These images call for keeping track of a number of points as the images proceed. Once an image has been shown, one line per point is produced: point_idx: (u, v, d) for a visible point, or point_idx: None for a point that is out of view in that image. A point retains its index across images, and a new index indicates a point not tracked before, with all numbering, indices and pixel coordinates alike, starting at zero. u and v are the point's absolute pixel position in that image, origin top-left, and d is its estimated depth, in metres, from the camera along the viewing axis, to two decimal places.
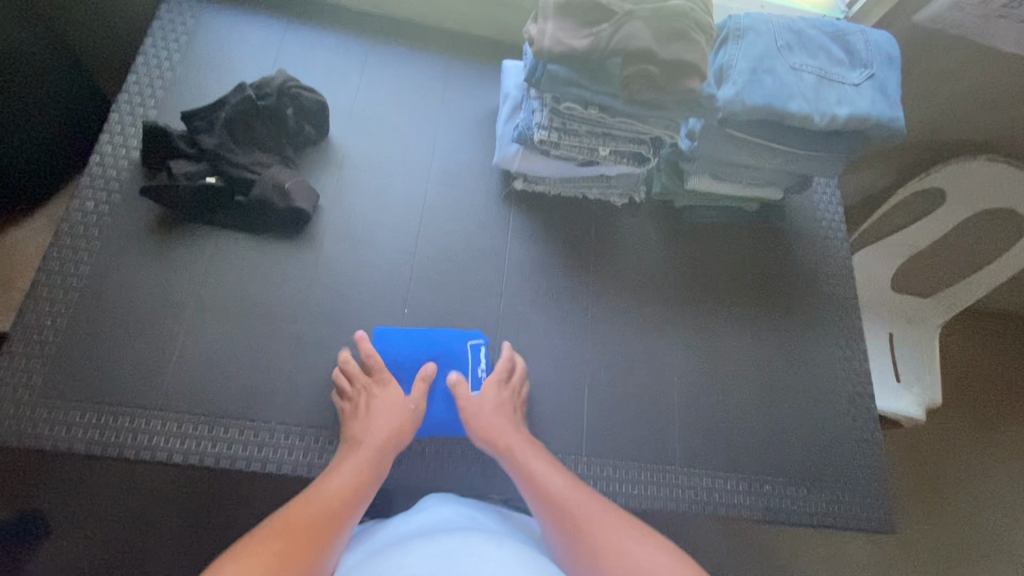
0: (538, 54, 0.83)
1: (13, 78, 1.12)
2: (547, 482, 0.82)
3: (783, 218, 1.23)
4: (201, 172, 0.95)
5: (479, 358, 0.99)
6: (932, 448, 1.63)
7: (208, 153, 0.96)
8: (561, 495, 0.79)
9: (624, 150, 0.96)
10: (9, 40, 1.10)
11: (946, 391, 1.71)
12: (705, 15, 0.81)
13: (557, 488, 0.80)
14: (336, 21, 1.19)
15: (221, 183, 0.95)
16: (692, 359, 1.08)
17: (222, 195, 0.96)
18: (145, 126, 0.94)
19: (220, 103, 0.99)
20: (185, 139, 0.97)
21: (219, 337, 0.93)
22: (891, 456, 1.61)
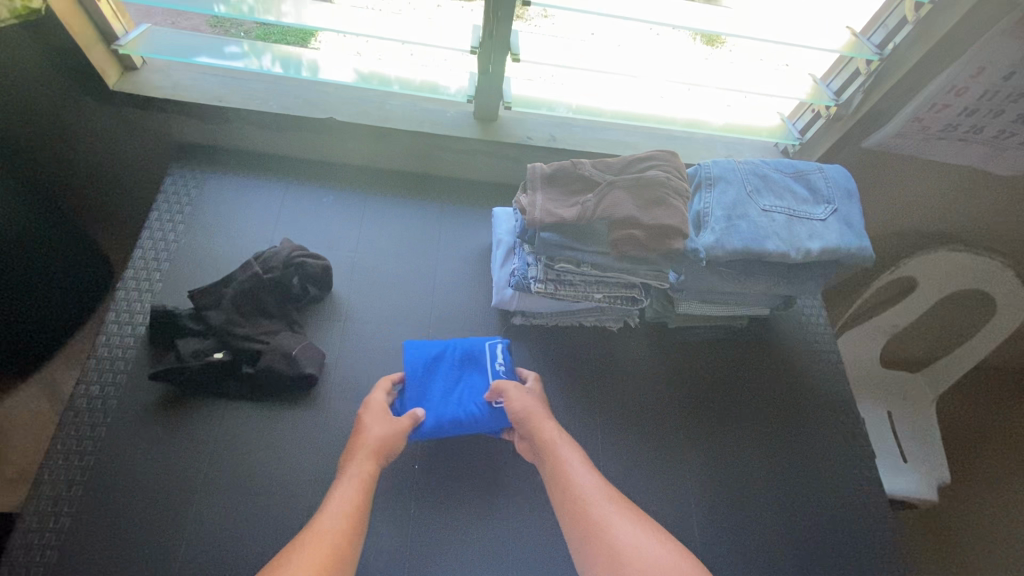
0: (531, 223, 0.89)
1: None
2: (573, 478, 0.89)
3: (771, 326, 1.27)
4: (209, 349, 0.97)
5: (496, 354, 1.07)
6: None
7: (215, 329, 0.99)
8: (588, 492, 0.88)
9: (618, 294, 1.00)
10: None
11: (954, 462, 1.72)
12: (680, 180, 0.89)
13: (586, 485, 0.89)
14: (332, 180, 1.26)
15: (228, 358, 0.97)
16: (706, 483, 1.08)
17: (230, 370, 0.98)
18: (155, 310, 0.97)
19: (228, 278, 1.02)
20: (193, 317, 1.00)
21: (226, 518, 0.90)
22: None
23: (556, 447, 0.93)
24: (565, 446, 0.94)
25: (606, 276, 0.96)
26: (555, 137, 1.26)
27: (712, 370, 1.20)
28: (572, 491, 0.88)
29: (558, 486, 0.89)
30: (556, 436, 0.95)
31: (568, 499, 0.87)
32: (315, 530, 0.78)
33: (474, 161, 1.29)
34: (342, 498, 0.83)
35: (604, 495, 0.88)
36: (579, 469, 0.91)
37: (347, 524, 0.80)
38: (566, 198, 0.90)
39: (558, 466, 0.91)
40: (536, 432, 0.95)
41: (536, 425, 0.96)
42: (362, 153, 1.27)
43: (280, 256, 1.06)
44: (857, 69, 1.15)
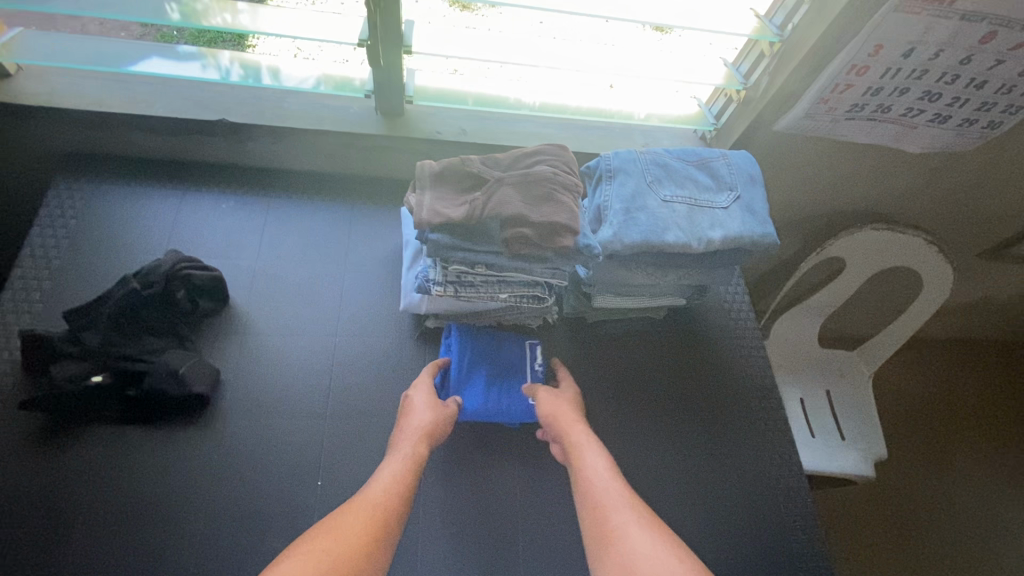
0: (418, 225, 0.86)
1: None
2: (593, 482, 0.90)
3: (694, 314, 1.26)
4: (88, 371, 0.92)
5: (535, 355, 1.13)
6: (887, 497, 1.66)
7: (94, 350, 0.93)
8: (605, 498, 0.87)
9: (521, 293, 0.97)
10: None
11: (892, 435, 1.75)
12: (569, 174, 0.86)
13: (603, 489, 0.88)
14: (233, 185, 1.20)
15: (110, 380, 0.93)
16: (625, 478, 1.06)
17: (113, 391, 0.94)
18: (23, 337, 0.90)
19: (104, 297, 0.95)
20: (66, 338, 0.92)
21: (112, 550, 0.85)
22: (847, 512, 1.64)
23: (580, 450, 0.94)
24: (589, 450, 0.95)
25: (506, 275, 0.93)
26: (465, 130, 1.22)
27: (634, 364, 1.19)
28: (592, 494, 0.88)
29: (578, 486, 0.90)
30: (583, 439, 0.96)
31: (587, 501, 0.87)
32: (367, 499, 0.82)
33: (383, 158, 1.24)
34: (392, 474, 0.87)
35: (625, 502, 0.87)
36: (598, 472, 0.91)
37: (396, 499, 0.83)
38: (456, 197, 0.87)
39: (580, 464, 0.93)
40: (570, 428, 0.98)
41: (565, 425, 0.98)
42: (263, 155, 1.21)
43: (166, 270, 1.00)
44: (762, 52, 1.15)
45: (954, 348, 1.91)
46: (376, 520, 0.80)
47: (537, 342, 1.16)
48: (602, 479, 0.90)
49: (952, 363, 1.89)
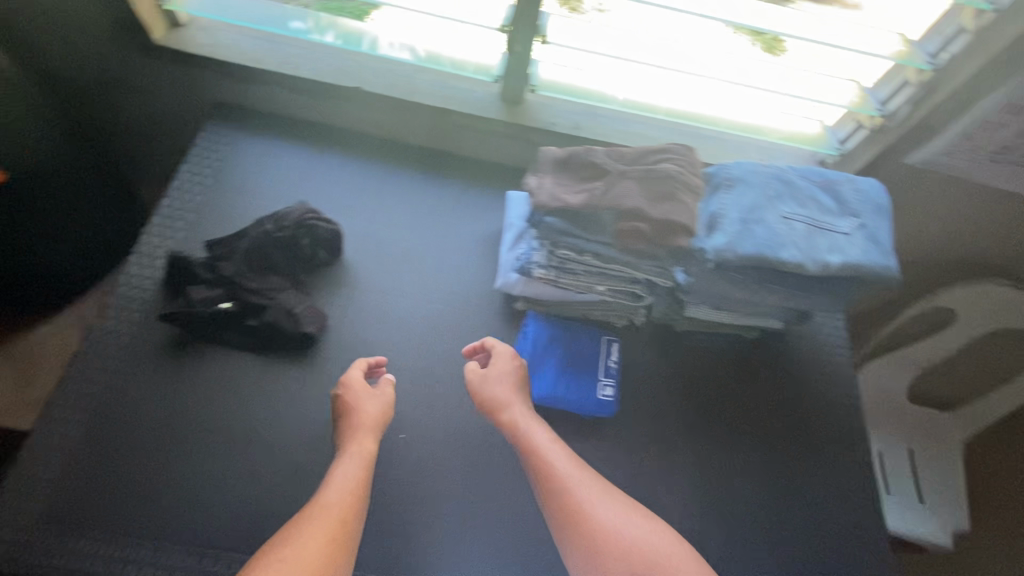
0: (537, 206, 0.88)
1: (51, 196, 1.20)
2: (552, 462, 0.90)
3: (786, 342, 1.21)
4: (219, 297, 1.02)
5: (610, 351, 1.09)
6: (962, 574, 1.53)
7: (225, 279, 1.03)
8: (569, 478, 0.88)
9: (621, 288, 0.98)
10: (51, 164, 1.18)
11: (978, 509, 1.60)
12: (695, 175, 0.86)
13: (564, 471, 0.89)
14: (356, 148, 1.28)
15: (235, 308, 1.02)
16: (697, 493, 1.04)
17: (234, 319, 1.02)
18: (172, 258, 1.03)
19: (242, 234, 1.08)
20: (208, 266, 1.04)
21: (214, 462, 0.93)
22: None
23: (527, 431, 0.94)
24: (528, 425, 0.95)
25: (609, 268, 0.93)
26: (580, 124, 1.24)
27: (717, 381, 1.15)
28: (553, 477, 0.88)
29: (536, 480, 0.89)
30: (529, 416, 0.96)
31: (547, 490, 0.88)
32: (319, 505, 0.81)
33: (497, 142, 1.28)
34: (348, 473, 0.87)
35: (583, 477, 0.89)
36: (553, 449, 0.92)
37: (350, 501, 0.83)
38: (575, 184, 0.89)
39: (530, 454, 0.91)
40: (512, 406, 0.97)
41: (502, 403, 0.97)
42: (386, 126, 1.28)
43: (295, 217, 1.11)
44: (907, 79, 1.09)
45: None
46: (341, 522, 0.80)
47: (615, 338, 1.11)
48: (559, 457, 0.91)
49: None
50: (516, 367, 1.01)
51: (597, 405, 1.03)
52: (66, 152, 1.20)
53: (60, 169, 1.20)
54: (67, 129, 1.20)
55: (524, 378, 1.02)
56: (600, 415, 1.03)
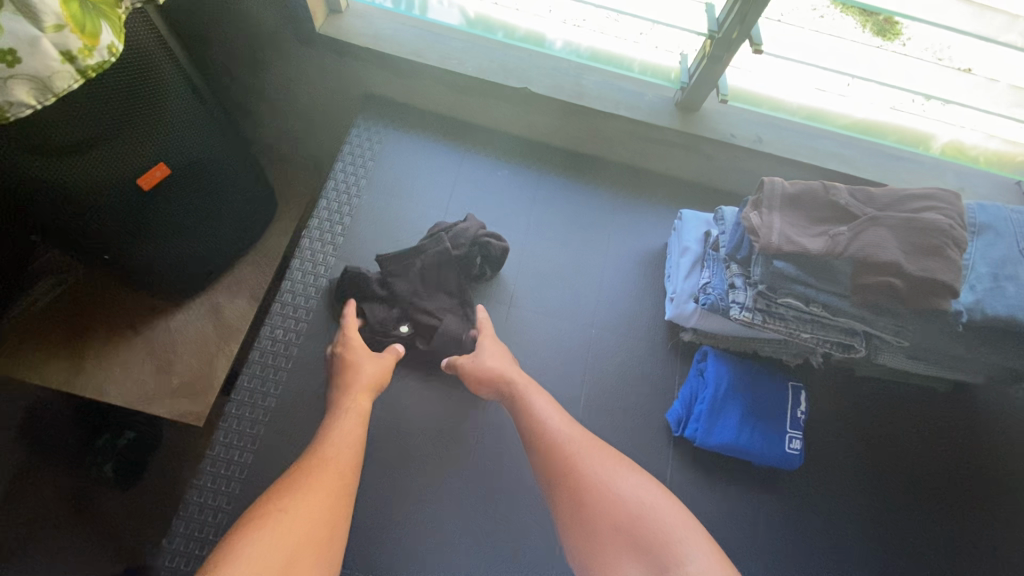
0: (764, 248, 0.79)
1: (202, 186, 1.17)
2: (546, 427, 0.85)
3: (977, 396, 1.09)
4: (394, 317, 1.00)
5: (796, 400, 1.00)
6: None
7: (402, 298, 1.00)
8: (571, 446, 0.83)
9: (832, 339, 0.89)
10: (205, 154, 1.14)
11: None
12: (961, 227, 0.75)
13: (564, 437, 0.84)
14: (510, 152, 1.21)
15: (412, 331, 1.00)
16: (883, 561, 0.96)
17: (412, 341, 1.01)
18: (348, 275, 0.99)
19: (416, 251, 1.00)
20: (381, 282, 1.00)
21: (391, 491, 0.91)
22: None
23: (524, 396, 0.89)
24: (531, 394, 0.90)
25: (830, 319, 0.84)
26: (763, 138, 1.12)
27: (899, 433, 1.05)
28: (552, 445, 0.83)
29: (539, 450, 0.84)
30: (528, 388, 0.90)
31: (550, 459, 0.83)
32: (315, 456, 0.78)
33: (664, 153, 1.18)
34: (344, 429, 0.82)
35: (584, 442, 0.84)
36: (552, 416, 0.87)
37: (347, 459, 0.79)
38: (810, 225, 0.79)
39: (535, 425, 0.86)
40: (506, 377, 0.91)
41: (501, 369, 0.92)
42: (544, 129, 1.20)
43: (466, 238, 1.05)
44: None
45: None
46: (335, 475, 0.76)
47: (801, 386, 1.02)
48: (555, 428, 0.85)
49: None
50: (498, 346, 0.97)
51: (782, 456, 0.95)
52: (218, 141, 1.16)
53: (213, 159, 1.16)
54: (220, 118, 1.16)
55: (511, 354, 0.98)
56: (784, 466, 0.96)
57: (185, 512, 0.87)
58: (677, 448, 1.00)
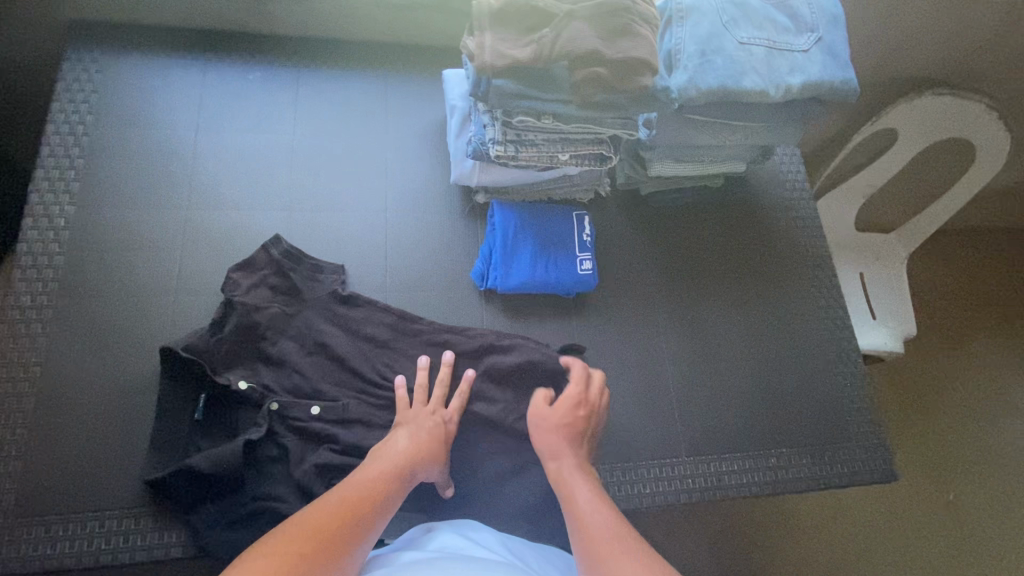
0: (482, 69, 0.78)
1: None
2: (586, 512, 0.72)
3: (749, 189, 1.20)
4: (284, 432, 0.88)
5: (583, 227, 1.04)
6: (931, 378, 1.57)
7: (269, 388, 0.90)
8: (604, 532, 0.68)
9: (585, 153, 0.92)
10: None
11: (940, 315, 1.64)
12: (648, 4, 0.78)
13: (599, 523, 0.70)
14: (259, 52, 1.11)
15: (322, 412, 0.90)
16: (683, 347, 1.07)
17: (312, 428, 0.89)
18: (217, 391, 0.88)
19: (259, 316, 0.93)
20: (212, 399, 0.88)
21: (152, 480, 0.81)
22: (889, 388, 1.55)
23: (571, 480, 0.79)
24: (578, 479, 0.79)
25: (570, 130, 0.86)
26: None
27: (685, 237, 1.14)
28: (592, 532, 0.69)
29: (574, 536, 0.71)
30: (574, 471, 0.80)
31: (581, 536, 0.69)
32: (355, 483, 0.72)
33: (419, 19, 1.14)
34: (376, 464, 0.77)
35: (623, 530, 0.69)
36: (592, 503, 0.74)
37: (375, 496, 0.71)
38: (518, 37, 0.79)
39: (576, 513, 0.73)
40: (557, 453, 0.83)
41: (559, 447, 0.84)
42: (288, 20, 1.11)
43: (273, 271, 0.96)
44: None
45: (1010, 233, 1.74)
46: (371, 504, 0.70)
47: (585, 212, 1.06)
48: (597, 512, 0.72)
49: (1002, 250, 1.72)
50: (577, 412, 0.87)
51: (579, 280, 1.01)
52: None
53: None
54: None
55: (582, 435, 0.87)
56: (584, 289, 1.01)
57: None
58: (488, 302, 1.03)
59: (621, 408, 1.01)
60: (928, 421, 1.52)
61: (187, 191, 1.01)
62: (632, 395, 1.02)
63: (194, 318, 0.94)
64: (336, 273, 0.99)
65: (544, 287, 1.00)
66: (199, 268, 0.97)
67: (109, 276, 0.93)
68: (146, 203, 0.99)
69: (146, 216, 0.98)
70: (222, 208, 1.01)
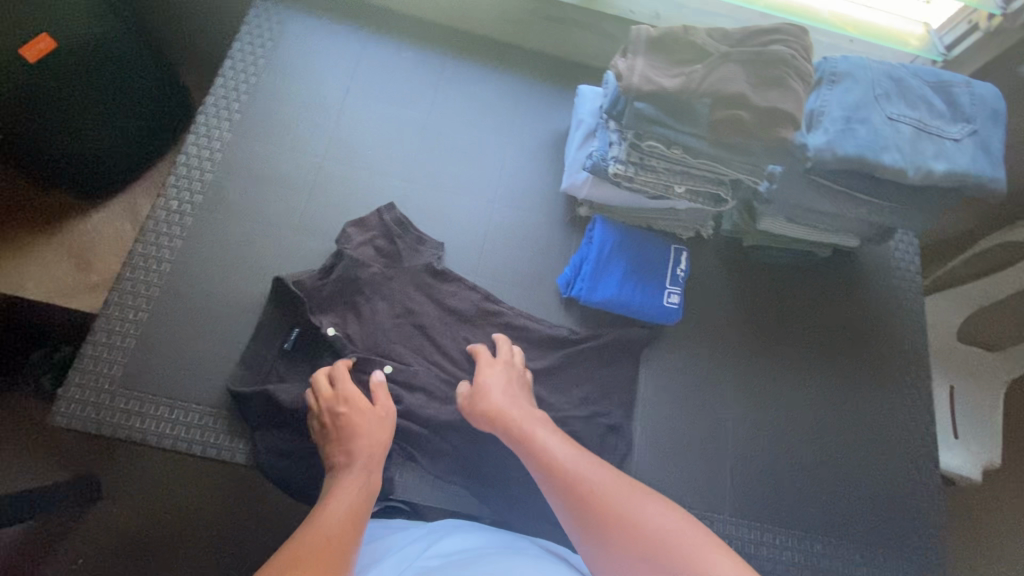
0: (626, 90, 0.82)
1: (91, 68, 1.19)
2: (554, 458, 0.79)
3: (855, 266, 1.16)
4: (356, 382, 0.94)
5: (680, 262, 1.04)
6: (1007, 518, 1.43)
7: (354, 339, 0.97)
8: (575, 474, 0.76)
9: (701, 190, 0.93)
10: (86, 36, 1.16)
11: None
12: (807, 62, 0.79)
13: (567, 464, 0.78)
14: (416, 34, 1.21)
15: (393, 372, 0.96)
16: (749, 406, 1.04)
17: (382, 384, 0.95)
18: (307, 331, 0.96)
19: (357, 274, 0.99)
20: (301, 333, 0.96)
21: (237, 391, 0.89)
22: (954, 513, 1.44)
23: (528, 429, 0.84)
24: (534, 428, 0.84)
25: (694, 165, 0.88)
26: (661, 15, 1.14)
27: (777, 297, 1.12)
28: (565, 476, 0.76)
29: (549, 489, 0.77)
30: (526, 420, 0.85)
31: (558, 483, 0.76)
32: (320, 531, 0.69)
33: (567, 33, 1.19)
34: (341, 496, 0.77)
35: (590, 468, 0.77)
36: (553, 446, 0.81)
37: (353, 520, 0.73)
38: (669, 66, 0.81)
39: (542, 463, 0.79)
40: (505, 412, 0.87)
41: (503, 404, 0.88)
42: (449, 11, 1.20)
43: (382, 235, 1.03)
44: (974, 24, 1.11)
45: None
46: (343, 540, 0.69)
47: (683, 249, 1.06)
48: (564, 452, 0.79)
49: None
50: (511, 371, 0.94)
51: (664, 312, 1.01)
52: (99, 23, 1.18)
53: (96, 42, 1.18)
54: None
55: (518, 380, 0.94)
56: (665, 322, 1.02)
57: (79, 366, 0.90)
58: (567, 310, 1.06)
59: (672, 448, 1.00)
60: (991, 561, 1.39)
61: (325, 143, 1.11)
62: (686, 438, 1.01)
63: (302, 258, 1.02)
64: (437, 249, 1.05)
65: (626, 310, 1.01)
66: (319, 213, 1.06)
67: (245, 200, 1.04)
68: (289, 145, 1.09)
69: (286, 156, 1.08)
70: (351, 164, 1.10)
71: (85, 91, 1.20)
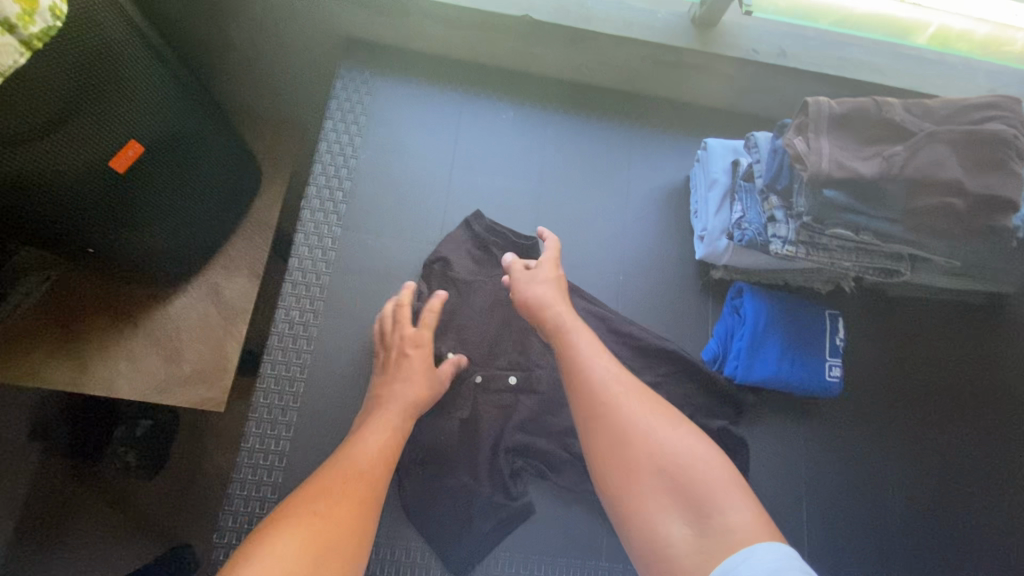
0: (813, 177, 0.74)
1: (167, 160, 0.96)
2: (588, 365, 0.81)
3: (1004, 306, 1.09)
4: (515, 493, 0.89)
5: (835, 329, 0.99)
6: None
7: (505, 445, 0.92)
8: (613, 389, 0.79)
9: (875, 266, 0.86)
10: (159, 125, 0.91)
11: None
12: (1023, 138, 0.71)
13: (605, 379, 0.80)
14: (514, 91, 1.11)
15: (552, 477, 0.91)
16: (913, 471, 0.99)
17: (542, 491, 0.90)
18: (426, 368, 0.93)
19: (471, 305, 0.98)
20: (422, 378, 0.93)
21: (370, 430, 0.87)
22: None
23: (568, 332, 0.85)
24: (575, 329, 0.86)
25: (877, 245, 0.81)
26: (786, 51, 1.02)
27: (926, 349, 1.06)
28: (598, 388, 0.79)
29: (578, 395, 0.80)
30: (569, 322, 0.86)
31: (589, 394, 0.79)
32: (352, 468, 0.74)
33: (680, 77, 1.09)
34: (376, 435, 0.79)
35: (623, 385, 0.80)
36: (594, 357, 0.83)
37: (380, 469, 0.76)
38: (860, 147, 0.73)
39: (580, 367, 0.82)
40: (549, 311, 0.87)
41: (546, 305, 0.88)
42: (549, 63, 1.10)
43: (470, 246, 1.01)
44: None
45: None
46: (365, 490, 0.72)
47: (836, 313, 1.00)
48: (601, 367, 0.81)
49: None
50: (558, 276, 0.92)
51: (824, 386, 0.96)
52: (171, 100, 0.92)
53: (169, 129, 0.94)
54: (162, 60, 0.89)
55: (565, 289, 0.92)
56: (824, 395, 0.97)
57: (230, 506, 0.85)
58: None
59: (842, 525, 0.96)
60: None
61: (437, 226, 1.03)
62: (854, 513, 0.96)
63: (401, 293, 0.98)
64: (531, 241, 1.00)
65: (784, 386, 0.95)
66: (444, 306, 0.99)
67: (369, 301, 0.97)
68: (401, 233, 1.02)
69: (399, 245, 1.01)
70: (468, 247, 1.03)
71: (159, 185, 0.97)
